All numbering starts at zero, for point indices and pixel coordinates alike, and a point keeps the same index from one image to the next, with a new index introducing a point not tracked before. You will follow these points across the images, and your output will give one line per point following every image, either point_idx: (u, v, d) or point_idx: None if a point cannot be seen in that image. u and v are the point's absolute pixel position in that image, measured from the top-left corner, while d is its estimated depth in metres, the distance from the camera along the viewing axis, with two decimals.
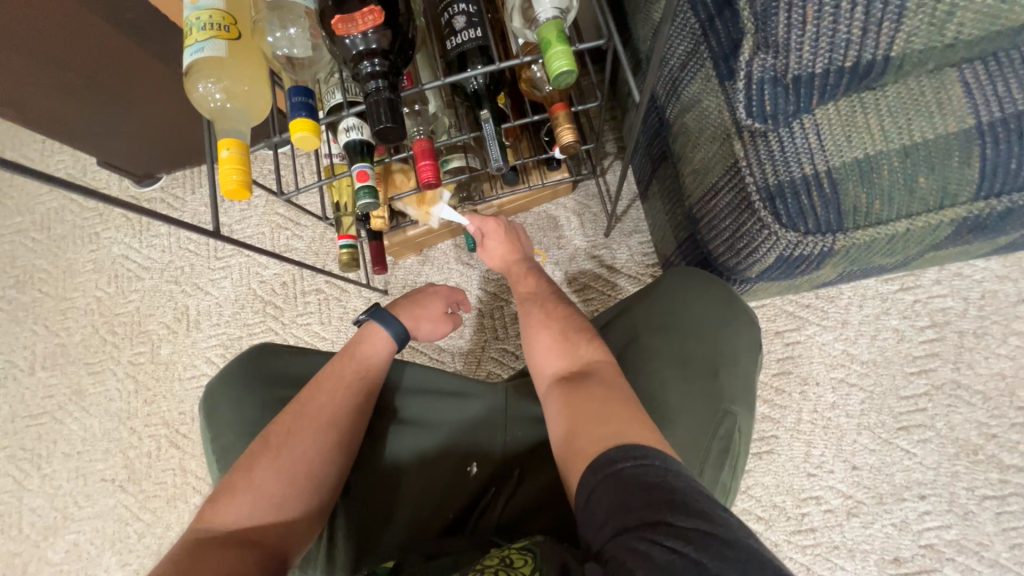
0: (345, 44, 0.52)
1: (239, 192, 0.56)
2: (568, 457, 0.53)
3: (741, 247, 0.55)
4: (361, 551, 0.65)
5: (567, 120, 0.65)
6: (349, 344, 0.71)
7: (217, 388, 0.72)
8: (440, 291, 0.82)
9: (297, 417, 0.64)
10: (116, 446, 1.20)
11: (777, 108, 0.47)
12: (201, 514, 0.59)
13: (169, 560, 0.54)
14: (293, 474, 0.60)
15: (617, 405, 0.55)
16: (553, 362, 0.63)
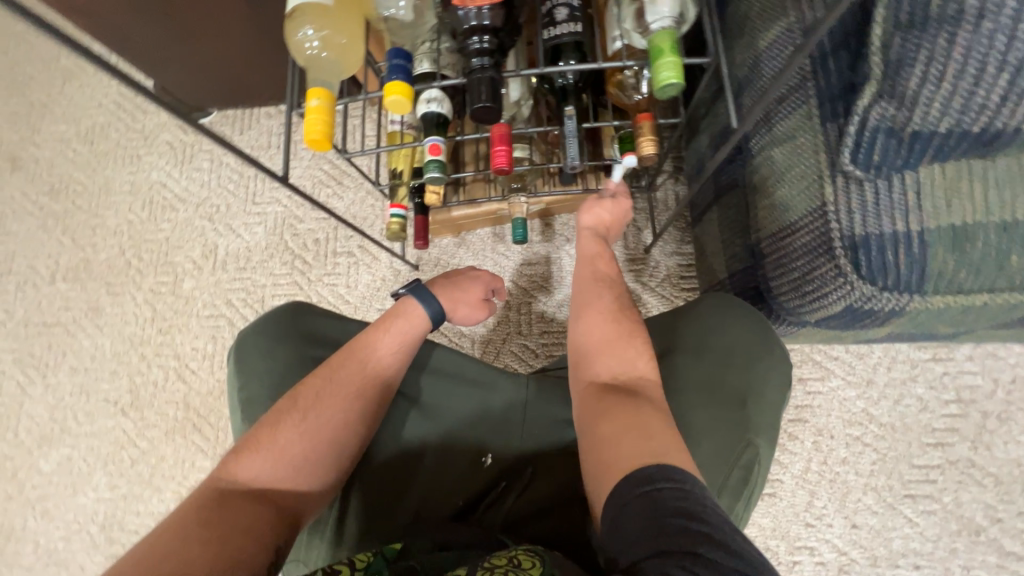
0: (458, 16, 0.51)
1: (321, 143, 0.55)
2: (601, 463, 0.52)
3: (808, 290, 0.55)
4: (370, 522, 0.65)
5: (651, 132, 0.64)
6: (384, 316, 0.71)
7: (245, 336, 0.70)
8: (481, 275, 0.81)
9: (327, 381, 0.63)
10: (124, 369, 1.20)
11: (884, 159, 0.47)
12: (221, 466, 0.58)
13: (188, 508, 0.53)
14: (317, 437, 0.60)
15: (657, 424, 0.54)
16: (599, 359, 0.63)
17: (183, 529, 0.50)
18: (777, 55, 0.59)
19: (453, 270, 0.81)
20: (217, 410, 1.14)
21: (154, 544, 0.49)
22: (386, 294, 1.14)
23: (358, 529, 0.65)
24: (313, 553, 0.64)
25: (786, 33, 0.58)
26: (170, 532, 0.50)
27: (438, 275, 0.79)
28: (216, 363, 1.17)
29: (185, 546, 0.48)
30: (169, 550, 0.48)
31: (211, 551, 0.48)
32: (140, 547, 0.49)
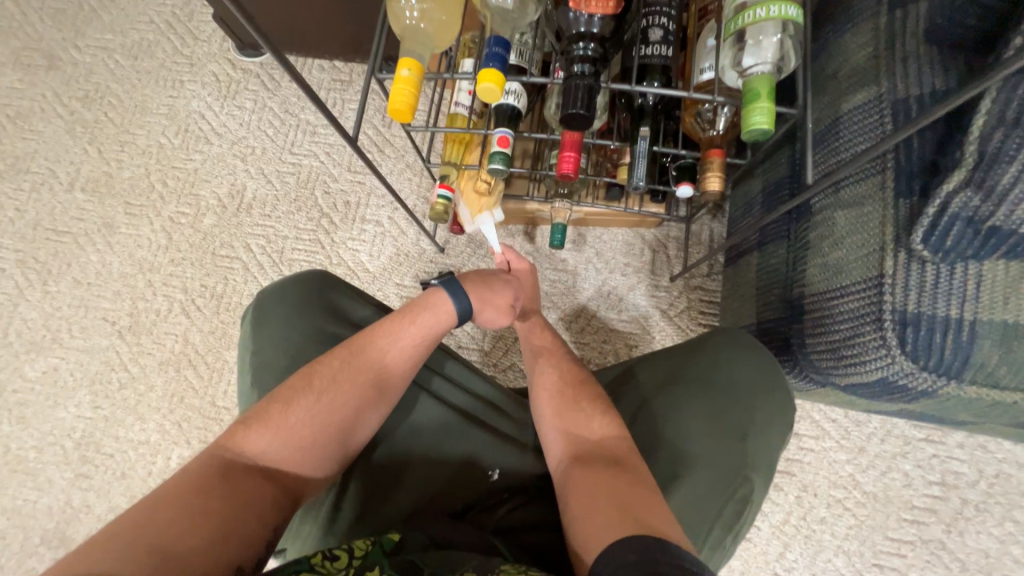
0: (568, 18, 0.52)
1: (403, 114, 0.54)
2: (578, 541, 0.52)
3: (845, 355, 0.56)
4: (366, 505, 0.66)
5: (719, 168, 0.65)
6: (409, 305, 0.69)
7: (265, 302, 0.70)
8: (514, 280, 0.76)
9: (345, 365, 0.63)
10: (127, 292, 1.18)
11: (955, 246, 0.48)
12: (226, 433, 0.56)
13: (189, 474, 0.51)
14: (327, 421, 0.59)
15: (631, 483, 0.55)
16: (566, 433, 0.64)
17: (184, 496, 0.48)
18: (855, 118, 0.60)
19: (490, 268, 0.76)
20: (216, 351, 1.13)
21: (152, 508, 0.46)
22: (407, 270, 1.14)
23: (352, 512, 0.65)
24: (303, 534, 0.63)
25: (870, 99, 0.59)
26: (170, 497, 0.47)
27: (472, 270, 0.75)
28: (223, 304, 1.15)
29: (186, 516, 0.46)
30: (168, 518, 0.45)
31: (213, 525, 0.47)
32: (134, 508, 0.46)
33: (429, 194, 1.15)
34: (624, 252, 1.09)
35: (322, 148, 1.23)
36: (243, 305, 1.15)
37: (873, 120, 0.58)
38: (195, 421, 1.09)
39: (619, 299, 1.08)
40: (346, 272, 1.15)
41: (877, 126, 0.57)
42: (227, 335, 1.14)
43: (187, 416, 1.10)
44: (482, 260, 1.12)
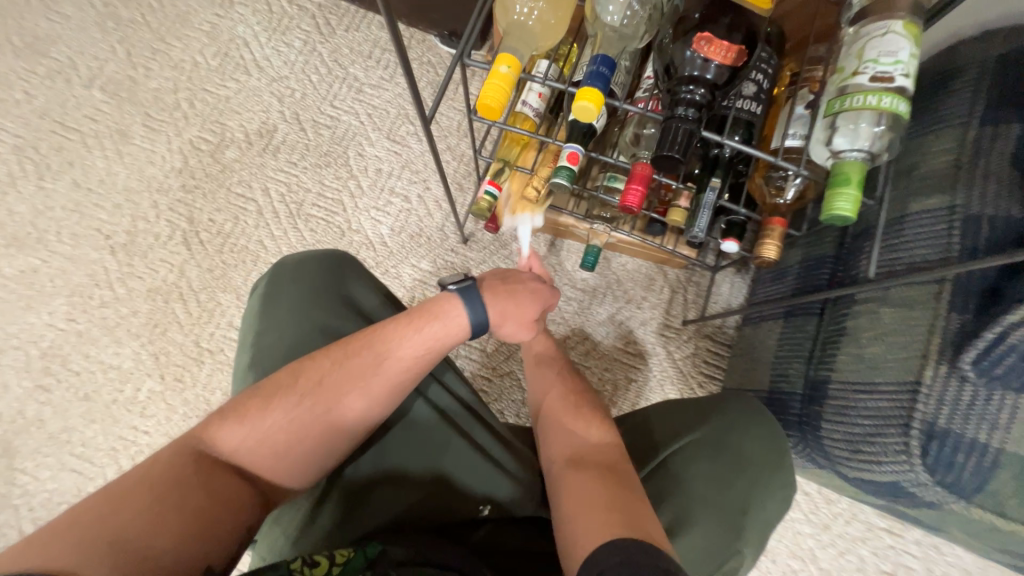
0: (684, 55, 0.49)
1: (491, 111, 0.52)
2: (565, 545, 0.52)
3: (864, 452, 0.57)
4: (346, 515, 0.59)
5: (778, 236, 0.64)
6: (420, 309, 0.58)
7: (277, 276, 0.64)
8: (545, 293, 0.64)
9: (334, 371, 0.54)
10: (129, 208, 1.11)
11: (1003, 374, 0.48)
12: (200, 423, 0.50)
13: (158, 465, 0.46)
14: (306, 432, 0.52)
15: (619, 492, 0.55)
16: (557, 445, 0.65)
17: (150, 493, 0.43)
18: (921, 222, 0.60)
19: (518, 273, 0.63)
20: (211, 290, 1.08)
21: (108, 506, 0.41)
22: (426, 253, 1.10)
23: (335, 512, 0.59)
24: (278, 531, 0.58)
25: (941, 206, 0.59)
26: (133, 494, 0.42)
27: (496, 274, 0.63)
28: (228, 244, 1.10)
29: (149, 517, 0.41)
30: (126, 519, 0.41)
31: (183, 531, 0.42)
32: (95, 499, 0.42)
33: (465, 182, 1.12)
34: (644, 286, 1.09)
35: (364, 108, 1.18)
36: (248, 250, 1.10)
37: (938, 228, 0.58)
38: (174, 358, 1.05)
39: (629, 331, 1.08)
40: (362, 241, 1.11)
41: (941, 235, 0.58)
42: (225, 277, 1.08)
43: (166, 350, 1.05)
44: (504, 261, 1.09)
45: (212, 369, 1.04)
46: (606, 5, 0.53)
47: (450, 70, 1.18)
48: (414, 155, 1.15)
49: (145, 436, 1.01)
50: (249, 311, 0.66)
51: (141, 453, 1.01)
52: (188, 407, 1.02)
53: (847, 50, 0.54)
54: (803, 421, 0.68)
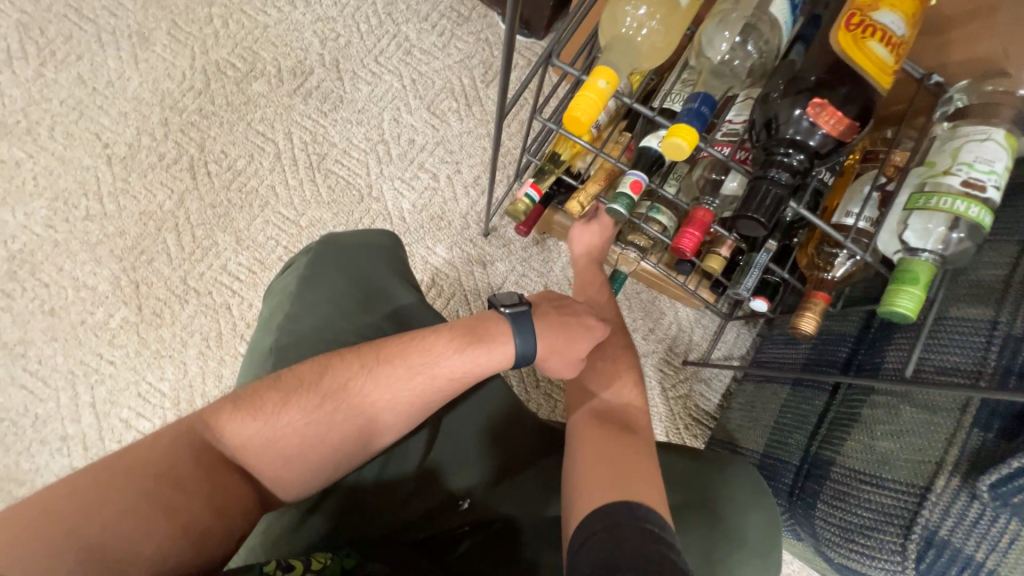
0: (792, 115, 0.47)
1: (580, 122, 0.48)
2: (573, 487, 0.57)
3: (857, 543, 0.58)
4: (342, 515, 0.58)
5: (819, 312, 0.63)
6: (458, 328, 0.60)
7: (324, 262, 0.67)
8: (595, 330, 0.66)
9: (360, 377, 0.55)
10: (135, 119, 1.02)
11: (1015, 502, 0.48)
12: (210, 408, 0.51)
13: (158, 448, 0.47)
14: (319, 435, 0.53)
15: (633, 457, 0.58)
16: (589, 390, 0.68)
17: (147, 480, 0.45)
18: (959, 331, 0.59)
19: (572, 306, 0.67)
20: (209, 228, 1.00)
21: (104, 487, 0.44)
22: (443, 238, 1.05)
23: (331, 509, 0.58)
24: (270, 524, 0.56)
25: (983, 319, 0.58)
26: (129, 479, 0.45)
27: (550, 304, 0.65)
28: (237, 183, 1.03)
29: (138, 510, 0.44)
30: (118, 510, 0.43)
31: (169, 527, 0.44)
32: (93, 475, 0.44)
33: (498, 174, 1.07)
34: (654, 319, 1.06)
35: (409, 72, 1.11)
36: (257, 193, 1.03)
37: (977, 341, 0.57)
38: (156, 290, 0.97)
39: None
40: (379, 210, 1.05)
41: (978, 349, 0.57)
42: (227, 217, 1.01)
43: (149, 280, 0.98)
44: (520, 263, 1.04)
45: (194, 310, 0.97)
46: (716, 46, 0.52)
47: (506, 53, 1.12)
48: (451, 133, 1.09)
49: (109, 365, 0.94)
50: (280, 291, 0.67)
51: (100, 383, 0.94)
52: (161, 345, 0.96)
53: (940, 146, 0.53)
54: (796, 495, 0.68)
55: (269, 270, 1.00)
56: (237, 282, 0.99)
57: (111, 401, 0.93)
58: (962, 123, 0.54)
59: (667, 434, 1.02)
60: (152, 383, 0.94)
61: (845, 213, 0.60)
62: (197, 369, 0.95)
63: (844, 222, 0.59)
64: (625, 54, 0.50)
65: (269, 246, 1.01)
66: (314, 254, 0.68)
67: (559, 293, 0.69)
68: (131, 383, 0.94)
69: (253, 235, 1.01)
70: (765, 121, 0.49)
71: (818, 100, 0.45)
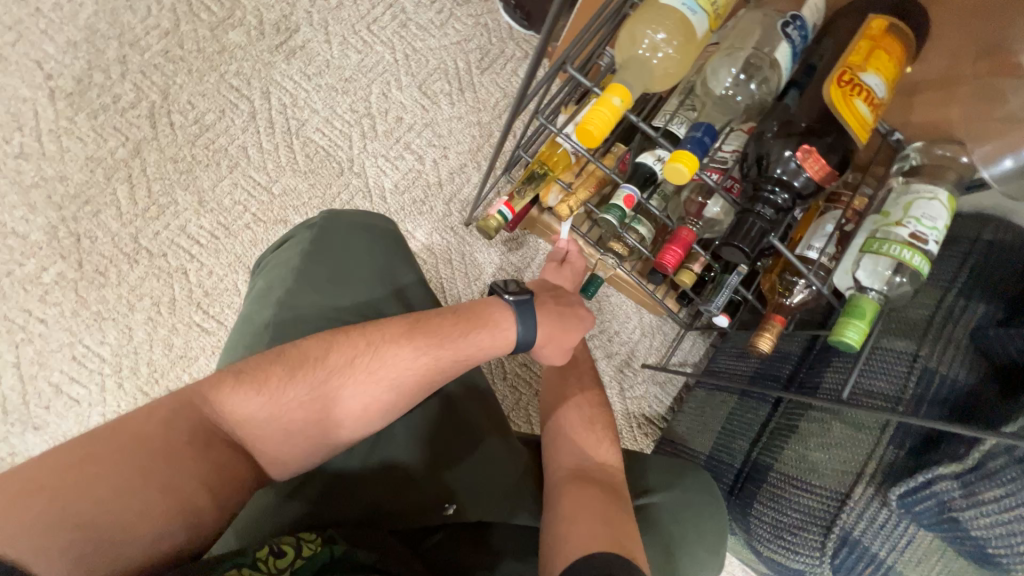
0: (783, 156, 0.52)
1: (591, 135, 0.50)
2: (553, 543, 0.57)
3: (785, 539, 0.66)
4: (319, 500, 0.59)
5: (775, 333, 0.69)
6: (463, 312, 0.62)
7: (330, 238, 0.67)
8: (587, 321, 0.69)
9: (365, 354, 0.55)
10: (87, 51, 0.94)
11: (916, 512, 0.56)
12: (210, 380, 0.50)
13: (156, 422, 0.46)
14: (323, 409, 0.53)
15: (617, 512, 0.60)
16: (571, 450, 0.69)
17: (144, 456, 0.43)
18: (888, 361, 0.67)
19: (567, 298, 0.70)
20: (168, 184, 0.93)
21: (98, 460, 0.42)
22: (422, 223, 1.01)
23: (313, 492, 0.59)
24: (259, 500, 0.58)
25: (905, 351, 0.66)
26: (125, 453, 0.43)
27: (547, 295, 0.69)
28: (203, 139, 0.96)
29: (133, 489, 0.42)
30: (112, 487, 0.41)
31: (165, 507, 0.43)
32: (85, 446, 0.42)
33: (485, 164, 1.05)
34: (620, 322, 1.10)
35: (403, 46, 1.07)
36: (226, 152, 0.96)
37: (900, 370, 0.65)
38: (100, 246, 0.89)
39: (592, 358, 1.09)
40: (359, 186, 1.00)
41: (901, 378, 0.65)
42: (190, 174, 0.94)
43: (93, 234, 0.89)
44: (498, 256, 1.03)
45: (145, 272, 0.90)
46: (721, 79, 0.56)
47: (505, 43, 1.10)
48: (441, 117, 1.06)
49: (39, 324, 0.85)
50: (281, 263, 0.66)
51: (27, 342, 0.85)
52: (103, 307, 0.88)
53: (895, 199, 0.60)
54: (734, 494, 0.76)
55: (233, 237, 0.93)
56: (197, 246, 0.92)
57: (39, 363, 0.85)
58: (914, 180, 0.61)
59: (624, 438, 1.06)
60: (90, 346, 0.86)
61: (808, 246, 0.66)
62: (144, 335, 0.88)
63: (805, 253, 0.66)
64: (640, 74, 0.53)
65: (236, 211, 0.95)
66: (318, 229, 0.67)
67: (555, 286, 0.74)
68: (64, 345, 0.86)
69: (218, 197, 0.94)
70: (757, 157, 0.54)
71: (806, 146, 0.51)
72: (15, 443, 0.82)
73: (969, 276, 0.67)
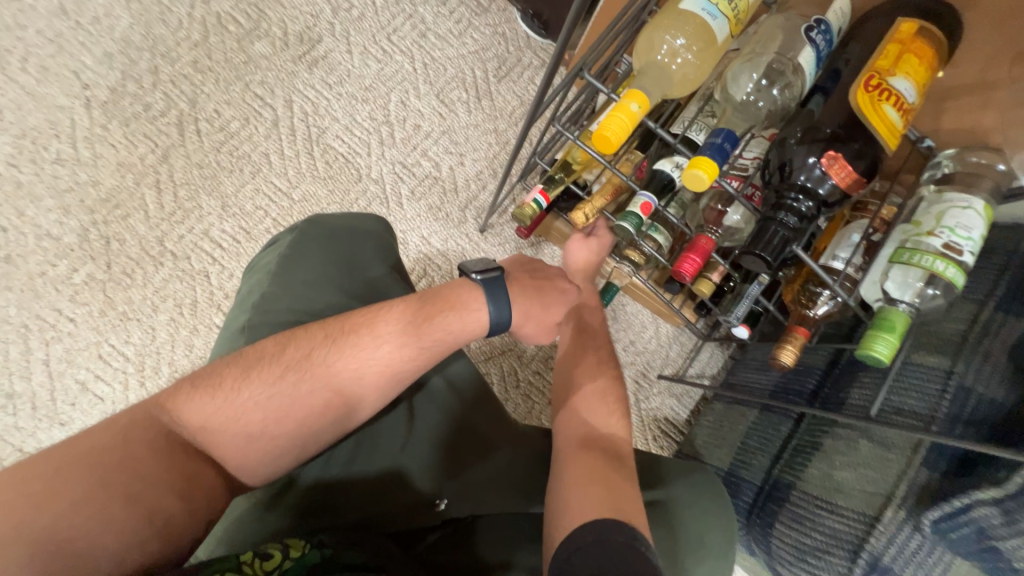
0: (810, 165, 0.51)
1: (609, 141, 0.49)
2: (559, 505, 0.57)
3: (808, 562, 0.63)
4: (315, 504, 0.58)
5: (799, 346, 0.66)
6: (426, 300, 0.61)
7: (308, 240, 0.67)
8: (567, 291, 0.71)
9: (322, 347, 0.56)
10: (121, 62, 0.98)
11: (953, 537, 0.54)
12: (167, 391, 0.51)
13: (113, 433, 0.46)
14: (284, 406, 0.53)
15: (620, 477, 0.60)
16: (579, 412, 0.69)
17: (99, 468, 0.44)
18: (920, 379, 0.64)
19: (545, 272, 0.71)
20: (194, 189, 0.96)
21: (55, 476, 0.42)
22: (438, 229, 1.02)
23: (300, 500, 0.58)
24: (236, 509, 0.57)
25: (938, 368, 0.63)
26: (82, 467, 0.43)
27: (523, 271, 0.70)
28: (228, 146, 0.99)
29: (94, 499, 0.42)
30: (71, 500, 0.42)
31: (130, 516, 0.43)
32: (45, 463, 0.43)
33: (500, 171, 1.05)
34: (636, 331, 1.08)
35: (421, 55, 1.09)
36: (249, 158, 0.99)
37: (933, 389, 0.62)
38: (128, 249, 0.92)
39: None
40: (377, 192, 1.01)
41: (935, 395, 0.61)
42: (215, 180, 0.97)
43: (122, 237, 0.92)
44: None
45: (169, 274, 0.92)
46: (742, 85, 0.55)
47: (522, 51, 1.11)
48: (457, 124, 1.07)
49: (68, 323, 0.88)
50: (259, 268, 0.67)
51: (57, 341, 0.88)
52: (128, 308, 0.90)
53: (927, 209, 0.58)
54: (754, 512, 0.73)
55: (254, 241, 0.96)
56: (219, 250, 0.94)
57: (67, 361, 0.87)
58: (947, 188, 0.59)
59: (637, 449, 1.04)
60: (116, 345, 0.89)
61: (833, 256, 0.63)
62: (166, 336, 0.90)
63: (829, 262, 0.63)
64: (658, 80, 0.52)
65: (257, 216, 0.97)
66: (300, 233, 0.67)
67: (530, 259, 0.74)
68: (91, 343, 0.88)
69: (240, 203, 0.97)
70: (780, 165, 0.52)
71: (833, 152, 0.49)
72: (41, 439, 0.84)
73: (1008, 289, 0.64)
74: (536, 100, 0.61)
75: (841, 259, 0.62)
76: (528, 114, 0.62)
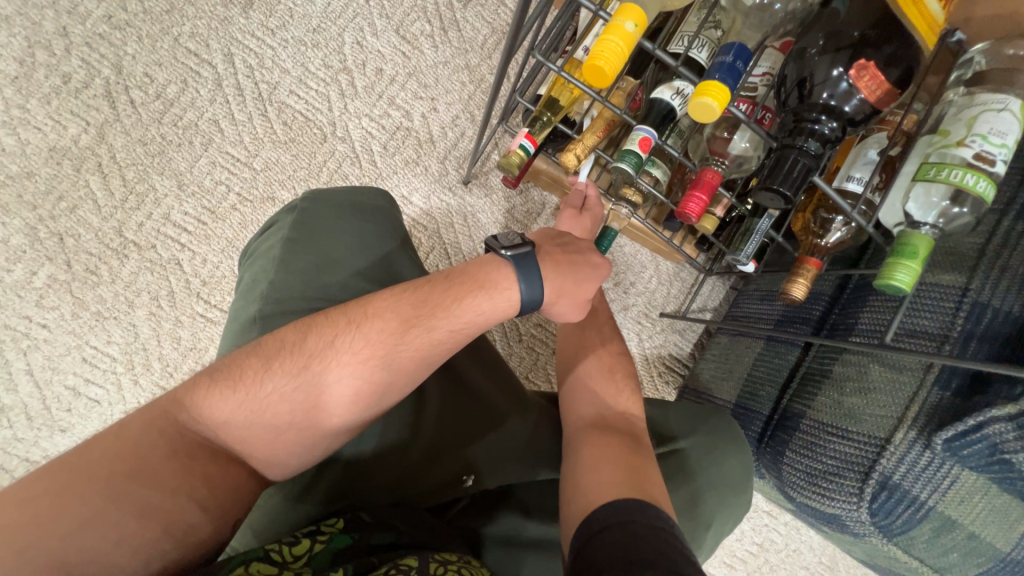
0: (839, 84, 0.46)
1: (604, 78, 0.45)
2: (571, 493, 0.59)
3: (819, 485, 0.64)
4: (340, 490, 0.60)
5: (810, 277, 0.63)
6: (455, 279, 0.59)
7: (311, 219, 0.65)
8: (599, 267, 0.67)
9: (346, 332, 0.54)
10: (22, 26, 0.84)
11: (964, 452, 0.55)
12: (185, 387, 0.50)
13: (125, 438, 0.45)
14: (315, 396, 0.52)
15: (629, 453, 0.61)
16: (580, 407, 0.71)
17: (115, 475, 0.43)
18: (935, 300, 0.61)
19: (573, 248, 0.66)
20: (142, 170, 0.87)
21: (67, 488, 0.42)
22: (420, 185, 0.94)
23: (324, 494, 0.60)
24: (267, 503, 0.59)
25: (954, 286, 0.60)
26: (93, 479, 0.43)
27: (556, 249, 0.65)
28: (170, 115, 0.88)
29: (108, 516, 0.42)
30: (82, 516, 0.41)
31: (146, 530, 0.43)
32: (49, 480, 0.42)
33: (479, 114, 0.95)
34: (636, 272, 1.05)
35: None
36: (197, 128, 0.88)
37: (947, 310, 0.60)
38: (86, 243, 0.85)
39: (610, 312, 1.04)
40: (345, 152, 0.92)
41: (948, 313, 0.59)
42: (163, 156, 0.88)
43: (75, 231, 0.85)
44: (502, 214, 0.94)
45: (137, 266, 0.86)
46: None
47: None
48: (424, 64, 0.95)
49: (42, 329, 0.84)
50: (262, 255, 0.65)
51: (35, 349, 0.83)
52: (102, 306, 0.85)
53: (957, 113, 0.51)
54: (765, 441, 0.75)
55: (221, 221, 0.88)
56: (185, 235, 0.87)
57: (52, 368, 0.84)
58: (978, 89, 0.52)
59: (644, 387, 1.04)
60: (98, 347, 0.85)
61: (846, 176, 0.58)
62: (150, 332, 0.86)
63: (841, 184, 0.58)
64: None
65: (219, 192, 0.88)
66: (298, 212, 0.66)
67: (558, 231, 0.70)
68: (72, 348, 0.84)
69: (198, 179, 0.88)
70: (800, 84, 0.48)
71: (857, 65, 0.45)
72: (46, 447, 0.83)
73: None
74: (522, 23, 0.52)
75: (855, 179, 0.57)
76: (515, 38, 0.53)
